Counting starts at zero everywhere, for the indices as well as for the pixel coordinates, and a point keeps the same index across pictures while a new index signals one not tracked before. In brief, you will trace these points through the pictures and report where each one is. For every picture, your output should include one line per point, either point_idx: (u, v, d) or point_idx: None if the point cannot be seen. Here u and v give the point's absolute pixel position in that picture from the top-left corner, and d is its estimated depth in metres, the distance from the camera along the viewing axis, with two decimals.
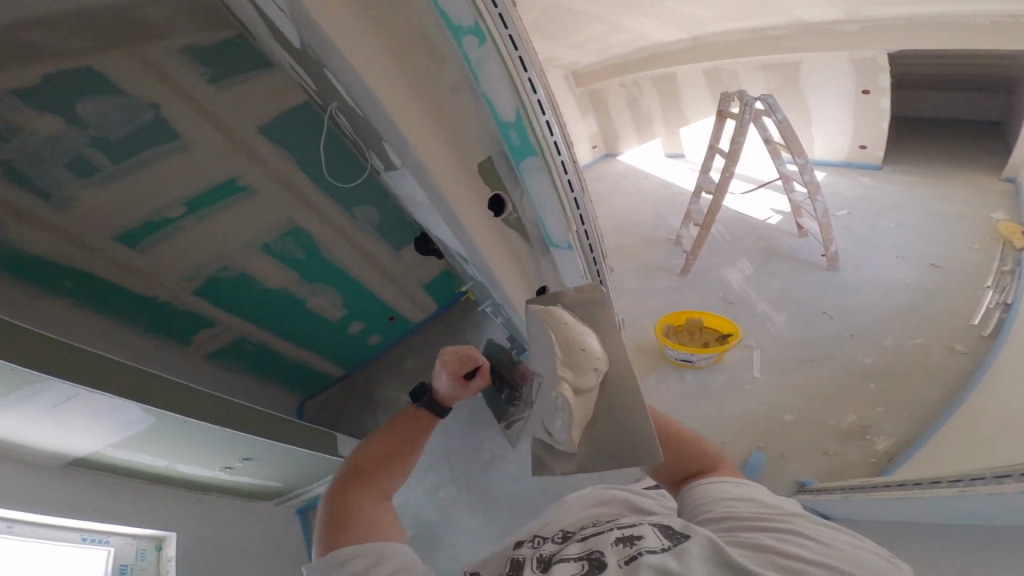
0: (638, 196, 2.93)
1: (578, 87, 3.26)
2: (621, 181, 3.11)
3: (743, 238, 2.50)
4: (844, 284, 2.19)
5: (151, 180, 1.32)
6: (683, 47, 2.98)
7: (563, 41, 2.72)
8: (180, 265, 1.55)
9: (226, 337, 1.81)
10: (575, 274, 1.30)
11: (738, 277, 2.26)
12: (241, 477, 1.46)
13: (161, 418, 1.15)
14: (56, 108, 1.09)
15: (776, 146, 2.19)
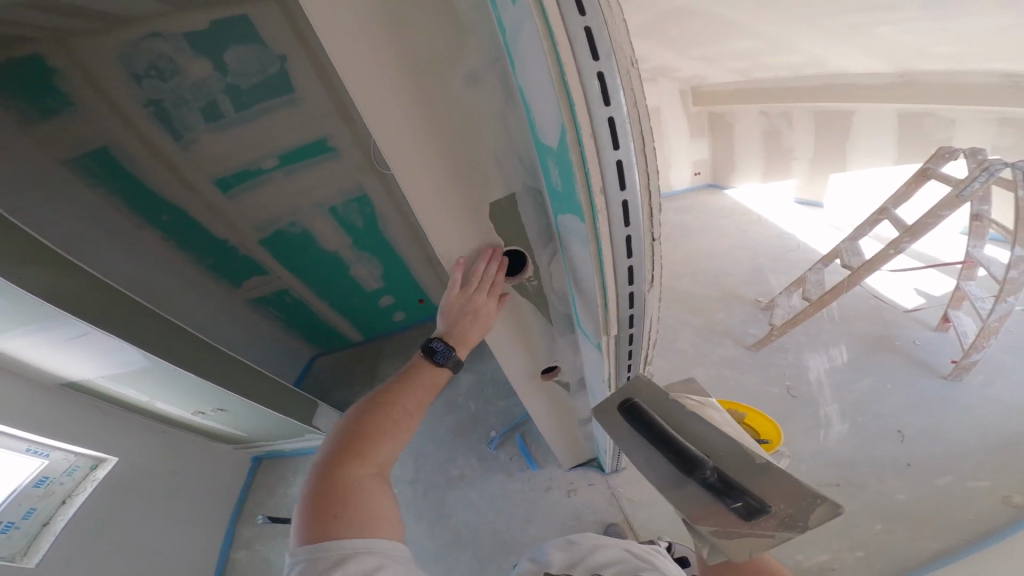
0: (736, 243, 2.41)
1: (695, 106, 2.83)
2: (719, 219, 2.62)
3: (855, 319, 1.84)
4: (942, 391, 1.52)
5: (262, 132, 1.40)
6: (885, 82, 2.01)
7: (689, 52, 2.22)
8: (254, 216, 1.60)
9: (271, 287, 1.86)
10: (599, 374, 0.99)
11: (819, 365, 1.68)
12: (213, 422, 1.56)
13: (157, 365, 1.20)
14: (206, 53, 1.18)
15: (989, 225, 1.55)
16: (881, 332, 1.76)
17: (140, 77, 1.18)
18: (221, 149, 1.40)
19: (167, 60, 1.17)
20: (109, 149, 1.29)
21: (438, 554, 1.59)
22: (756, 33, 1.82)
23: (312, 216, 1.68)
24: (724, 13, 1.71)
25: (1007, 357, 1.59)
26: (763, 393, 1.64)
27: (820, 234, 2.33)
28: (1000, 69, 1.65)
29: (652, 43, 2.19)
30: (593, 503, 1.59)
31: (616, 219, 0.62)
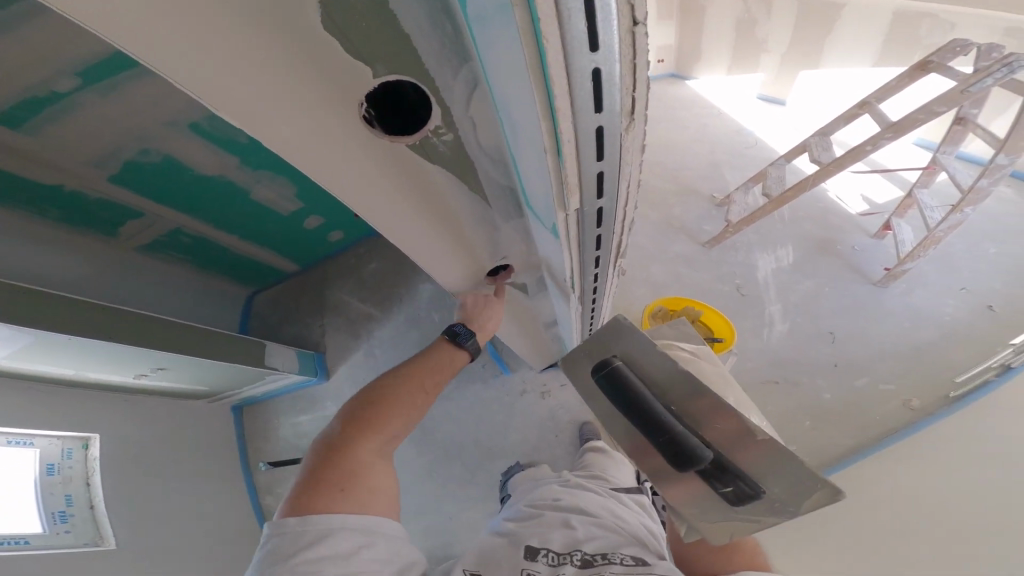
0: (696, 134, 2.33)
1: None
2: (679, 102, 2.47)
3: (804, 219, 1.98)
4: (867, 298, 1.78)
5: (28, 48, 0.91)
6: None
7: None
8: (83, 150, 1.19)
9: (156, 230, 1.53)
10: (559, 277, 0.92)
11: (767, 266, 1.86)
12: (161, 381, 1.47)
13: (46, 339, 1.08)
14: None
15: (971, 129, 1.67)
16: (824, 235, 1.94)
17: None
18: None
19: None
20: None
21: (426, 466, 1.79)
22: None
23: (178, 141, 1.25)
24: None
25: (930, 268, 1.85)
26: (714, 291, 1.83)
27: (780, 133, 2.29)
28: None
29: None
30: (565, 403, 1.80)
31: (586, 103, 0.49)
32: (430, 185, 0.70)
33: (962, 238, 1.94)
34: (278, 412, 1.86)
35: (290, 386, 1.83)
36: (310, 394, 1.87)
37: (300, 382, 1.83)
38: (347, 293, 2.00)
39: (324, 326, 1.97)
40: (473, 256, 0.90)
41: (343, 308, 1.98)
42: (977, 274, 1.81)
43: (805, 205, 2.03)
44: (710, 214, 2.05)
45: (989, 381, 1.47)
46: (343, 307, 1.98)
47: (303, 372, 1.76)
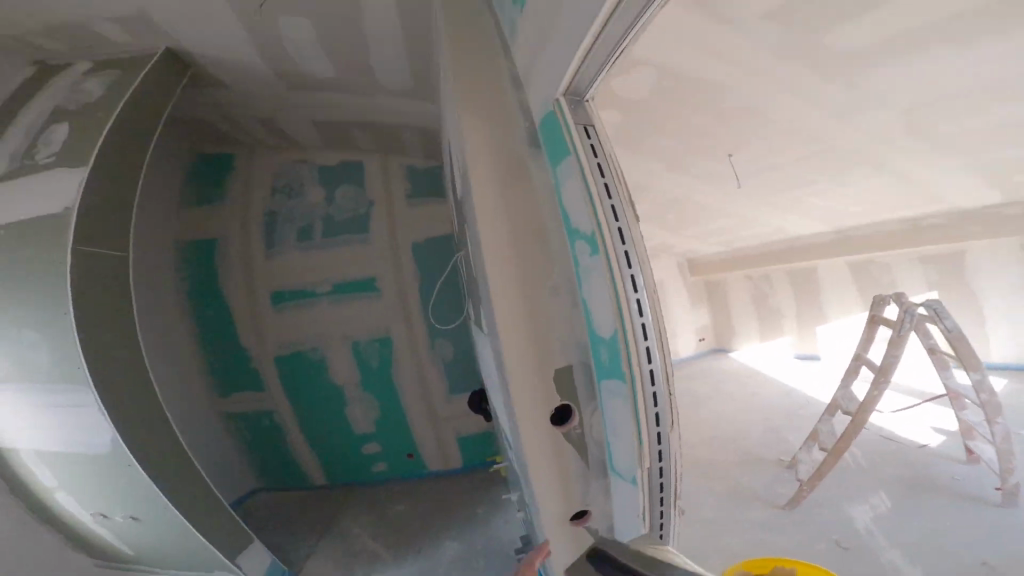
0: (748, 403, 2.25)
1: (693, 275, 3.49)
2: (721, 385, 2.55)
3: (882, 463, 1.58)
4: (1007, 527, 1.20)
5: (326, 260, 1.85)
6: (826, 238, 2.38)
7: (680, 231, 2.64)
8: (282, 333, 1.84)
9: (254, 406, 1.87)
10: (625, 432, 0.75)
11: (863, 512, 1.35)
12: (108, 536, 1.21)
13: (111, 452, 1.08)
14: (329, 183, 1.89)
15: (947, 356, 1.50)
16: (913, 471, 1.50)
17: (276, 192, 1.88)
18: (291, 266, 1.84)
19: (296, 185, 1.88)
20: (216, 242, 1.85)
21: None
22: (732, 214, 2.28)
23: (337, 348, 1.86)
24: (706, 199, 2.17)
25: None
26: (807, 551, 1.24)
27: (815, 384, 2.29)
28: (908, 218, 1.98)
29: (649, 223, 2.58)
30: None
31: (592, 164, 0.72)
32: (526, 264, 0.79)
33: None
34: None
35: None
36: None
37: None
38: (359, 523, 1.69)
39: (315, 547, 1.57)
40: (549, 383, 0.79)
41: (346, 536, 1.62)
42: None
43: (872, 449, 1.67)
44: (785, 478, 1.63)
45: None
46: (349, 537, 1.61)
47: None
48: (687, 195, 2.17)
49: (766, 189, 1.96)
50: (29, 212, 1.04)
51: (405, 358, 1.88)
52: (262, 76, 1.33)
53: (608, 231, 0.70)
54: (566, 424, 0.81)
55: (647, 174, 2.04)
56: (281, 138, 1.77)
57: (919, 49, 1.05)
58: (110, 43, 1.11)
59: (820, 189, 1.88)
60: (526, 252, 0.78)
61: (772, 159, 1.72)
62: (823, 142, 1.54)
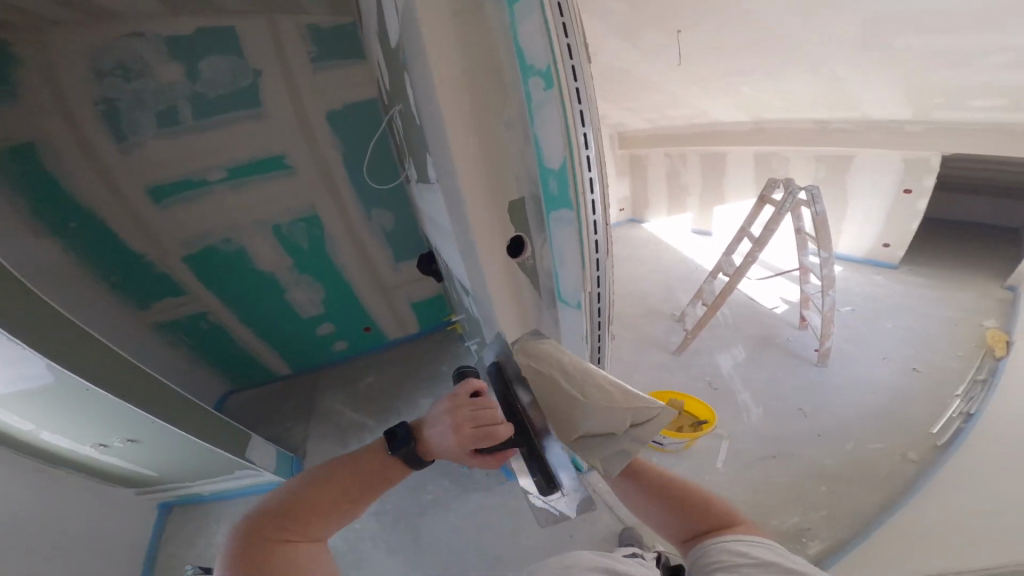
0: (653, 266, 2.65)
1: (621, 148, 3.11)
2: (631, 245, 2.93)
3: (742, 322, 2.12)
4: (814, 378, 1.78)
5: (216, 141, 1.47)
6: (743, 127, 2.45)
7: (620, 104, 2.54)
8: (188, 229, 1.59)
9: (185, 309, 1.73)
10: (568, 255, 0.90)
11: (727, 362, 1.87)
12: (114, 457, 1.23)
13: (62, 381, 0.95)
14: (181, 58, 1.30)
15: (807, 238, 1.98)
16: (764, 332, 2.05)
17: (106, 71, 1.27)
18: (160, 154, 1.44)
19: (136, 61, 1.27)
20: (35, 145, 1.30)
21: None
22: (668, 89, 2.28)
23: (249, 231, 1.67)
24: (646, 70, 2.15)
25: (848, 345, 1.94)
26: (686, 388, 1.77)
27: (705, 253, 2.74)
28: (818, 119, 2.15)
29: None
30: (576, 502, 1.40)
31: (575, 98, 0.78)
32: (480, 99, 0.75)
33: (865, 321, 2.08)
34: (217, 516, 1.48)
35: (256, 485, 1.51)
36: None
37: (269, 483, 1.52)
38: (339, 402, 1.88)
39: (308, 429, 1.77)
40: (504, 220, 0.85)
41: (330, 415, 1.82)
42: (895, 347, 1.90)
43: (739, 314, 2.18)
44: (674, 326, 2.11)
45: (961, 426, 1.44)
46: (333, 416, 1.82)
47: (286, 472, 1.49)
48: (629, 63, 2.09)
49: (705, 67, 1.99)
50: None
51: (342, 240, 1.82)
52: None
53: (558, 63, 0.74)
54: (521, 256, 0.90)
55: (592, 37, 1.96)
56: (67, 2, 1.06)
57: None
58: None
59: (752, 78, 1.96)
60: (479, 84, 0.74)
61: (720, 41, 1.76)
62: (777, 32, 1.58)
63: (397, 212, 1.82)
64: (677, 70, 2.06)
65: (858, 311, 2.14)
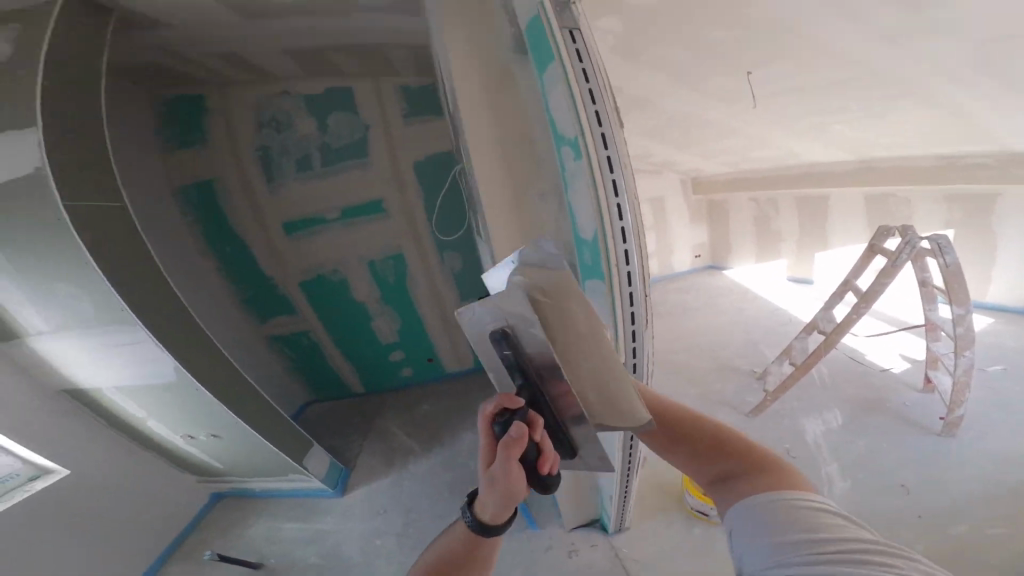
0: (732, 318, 2.42)
1: (695, 193, 3.20)
2: (715, 295, 2.74)
3: (843, 382, 1.79)
4: (931, 448, 1.43)
5: (329, 186, 1.85)
6: (847, 165, 2.19)
7: (691, 149, 2.56)
8: (296, 261, 1.94)
9: (293, 327, 2.05)
10: (600, 319, 0.85)
11: (816, 428, 1.58)
12: (198, 449, 1.51)
13: (178, 377, 1.28)
14: (315, 110, 1.72)
15: (936, 290, 1.62)
16: (871, 395, 1.70)
17: (262, 125, 1.72)
18: (295, 195, 1.84)
19: (285, 117, 1.72)
20: (214, 181, 1.77)
21: None
22: (742, 132, 2.21)
23: (353, 266, 1.98)
24: (714, 117, 2.13)
25: (994, 413, 1.52)
26: None
27: (802, 304, 2.43)
28: (940, 154, 1.82)
29: (648, 136, 2.50)
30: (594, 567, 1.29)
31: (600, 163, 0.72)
32: (517, 167, 0.89)
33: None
34: (261, 512, 1.69)
35: (302, 491, 1.70)
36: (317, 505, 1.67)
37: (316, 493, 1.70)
38: (395, 424, 2.02)
39: (363, 445, 1.92)
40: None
41: (384, 434, 1.96)
42: None
43: (844, 373, 1.84)
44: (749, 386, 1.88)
45: None
46: (387, 435, 1.96)
47: (330, 483, 1.66)
48: (694, 111, 2.11)
49: (778, 109, 1.90)
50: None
51: (416, 274, 2.05)
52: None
53: (588, 132, 0.70)
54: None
55: (649, 87, 2.03)
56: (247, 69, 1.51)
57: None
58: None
59: (840, 117, 1.80)
60: (513, 150, 0.88)
61: (791, 79, 1.68)
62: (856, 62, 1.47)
63: (465, 255, 2.03)
64: (752, 113, 1.99)
65: (1014, 372, 1.67)
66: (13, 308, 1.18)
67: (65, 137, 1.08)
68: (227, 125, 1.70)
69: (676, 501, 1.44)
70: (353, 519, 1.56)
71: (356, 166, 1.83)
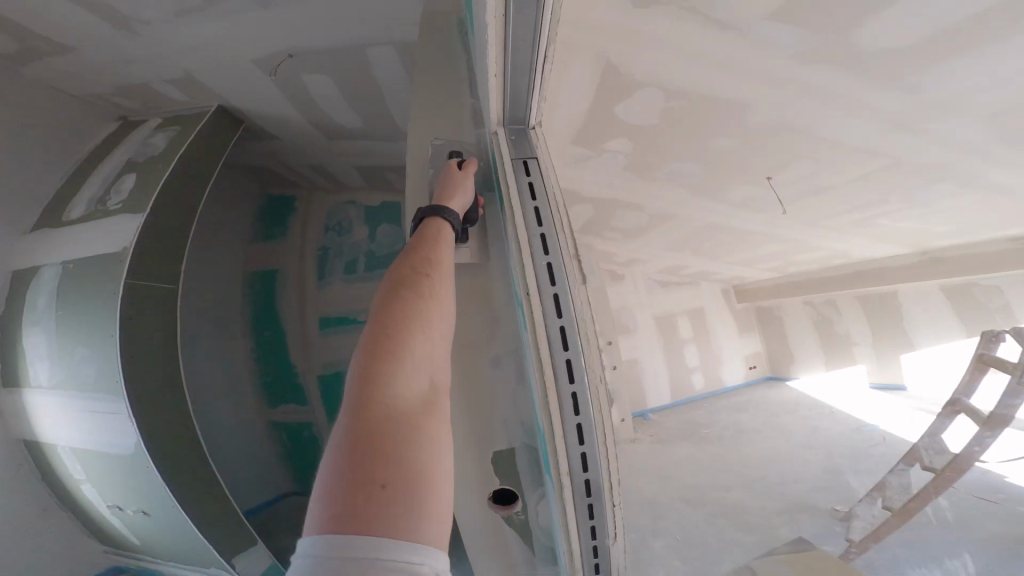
0: (802, 441, 1.99)
1: (740, 301, 3.60)
2: (781, 419, 2.32)
3: (984, 521, 1.32)
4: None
5: (368, 292, 1.87)
6: (911, 264, 2.27)
7: (723, 258, 2.59)
8: (320, 353, 1.91)
9: (299, 416, 1.88)
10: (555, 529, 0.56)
11: None
12: (118, 521, 1.35)
13: (134, 454, 1.22)
14: (372, 221, 1.98)
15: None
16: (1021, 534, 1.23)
17: (329, 229, 2.01)
18: (336, 294, 1.90)
19: (348, 224, 1.99)
20: (278, 270, 1.98)
21: None
22: (772, 238, 2.20)
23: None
24: (736, 225, 2.14)
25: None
26: None
27: (901, 420, 2.04)
28: (1010, 236, 1.76)
29: (678, 250, 2.59)
30: None
31: (536, 253, 0.57)
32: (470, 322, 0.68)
33: None
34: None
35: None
36: None
37: None
38: None
39: None
40: (484, 465, 0.65)
41: None
42: None
43: (983, 511, 1.36)
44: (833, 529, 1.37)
45: None
46: None
47: None
48: (715, 221, 2.14)
49: (804, 211, 1.88)
50: (86, 255, 1.29)
51: None
52: (301, 129, 1.59)
53: (528, 265, 0.56)
54: (508, 506, 0.64)
55: (672, 203, 2.09)
56: (332, 181, 1.98)
57: (947, 49, 1.02)
58: (177, 102, 1.46)
59: (872, 207, 1.75)
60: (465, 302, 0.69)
61: (818, 180, 1.67)
62: (868, 148, 1.45)
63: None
64: (776, 217, 1.98)
65: None
66: (31, 354, 1.29)
67: (161, 218, 1.34)
68: (302, 226, 2.02)
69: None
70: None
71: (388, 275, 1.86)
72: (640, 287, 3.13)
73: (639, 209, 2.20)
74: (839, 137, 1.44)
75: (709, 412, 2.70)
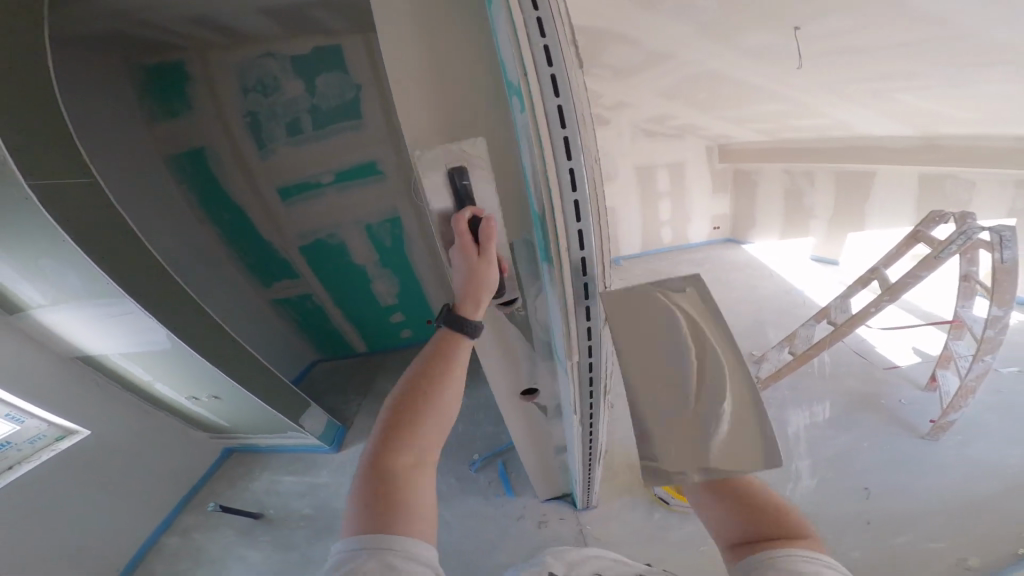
0: (744, 296, 2.34)
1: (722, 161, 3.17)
2: (730, 276, 2.61)
3: (844, 374, 1.71)
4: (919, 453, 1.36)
5: (331, 151, 1.79)
6: (911, 144, 2.04)
7: (719, 110, 2.37)
8: (306, 221, 1.93)
9: (296, 291, 2.10)
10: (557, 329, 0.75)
11: (799, 422, 1.53)
12: (202, 409, 1.58)
13: (173, 346, 1.32)
14: (304, 75, 1.62)
15: (978, 286, 1.37)
16: (864, 390, 1.63)
17: (250, 90, 1.64)
18: (290, 161, 1.80)
19: (273, 78, 1.62)
20: (208, 150, 1.73)
21: None
22: (781, 97, 2.00)
23: (350, 230, 1.97)
24: (745, 77, 1.90)
25: (998, 418, 1.45)
26: None
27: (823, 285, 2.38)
28: (1018, 134, 1.64)
29: (670, 94, 2.32)
30: (562, 538, 1.37)
31: (537, 48, 0.55)
32: (459, 86, 0.61)
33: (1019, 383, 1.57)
34: (265, 467, 1.76)
35: (296, 448, 1.77)
36: (310, 459, 1.75)
37: (310, 447, 1.76)
38: (393, 385, 2.10)
39: (361, 405, 2.00)
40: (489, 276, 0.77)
41: (382, 395, 2.04)
42: None
43: (854, 362, 1.77)
44: (750, 369, 1.77)
45: None
46: (384, 395, 2.03)
47: (324, 442, 1.73)
48: (723, 68, 1.87)
49: (836, 74, 1.62)
50: None
51: (418, 241, 2.04)
52: None
53: (533, 74, 0.55)
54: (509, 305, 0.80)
55: (675, 40, 1.73)
56: (230, 36, 1.47)
57: None
58: None
59: (908, 87, 1.56)
60: (453, 86, 0.61)
61: (857, 53, 1.40)
62: (949, 36, 1.16)
63: None
64: (792, 75, 1.73)
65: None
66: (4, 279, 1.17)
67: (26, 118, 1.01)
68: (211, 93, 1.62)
69: (643, 483, 1.48)
70: (344, 475, 1.64)
71: (348, 130, 1.76)
72: (624, 132, 2.90)
73: (637, 43, 1.85)
74: (947, 23, 1.10)
75: (669, 264, 2.95)
